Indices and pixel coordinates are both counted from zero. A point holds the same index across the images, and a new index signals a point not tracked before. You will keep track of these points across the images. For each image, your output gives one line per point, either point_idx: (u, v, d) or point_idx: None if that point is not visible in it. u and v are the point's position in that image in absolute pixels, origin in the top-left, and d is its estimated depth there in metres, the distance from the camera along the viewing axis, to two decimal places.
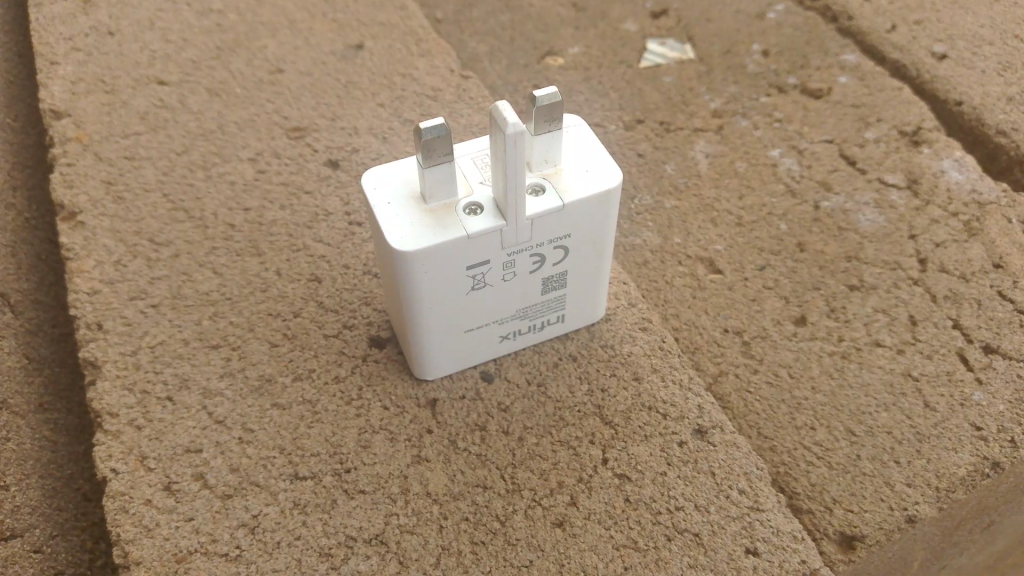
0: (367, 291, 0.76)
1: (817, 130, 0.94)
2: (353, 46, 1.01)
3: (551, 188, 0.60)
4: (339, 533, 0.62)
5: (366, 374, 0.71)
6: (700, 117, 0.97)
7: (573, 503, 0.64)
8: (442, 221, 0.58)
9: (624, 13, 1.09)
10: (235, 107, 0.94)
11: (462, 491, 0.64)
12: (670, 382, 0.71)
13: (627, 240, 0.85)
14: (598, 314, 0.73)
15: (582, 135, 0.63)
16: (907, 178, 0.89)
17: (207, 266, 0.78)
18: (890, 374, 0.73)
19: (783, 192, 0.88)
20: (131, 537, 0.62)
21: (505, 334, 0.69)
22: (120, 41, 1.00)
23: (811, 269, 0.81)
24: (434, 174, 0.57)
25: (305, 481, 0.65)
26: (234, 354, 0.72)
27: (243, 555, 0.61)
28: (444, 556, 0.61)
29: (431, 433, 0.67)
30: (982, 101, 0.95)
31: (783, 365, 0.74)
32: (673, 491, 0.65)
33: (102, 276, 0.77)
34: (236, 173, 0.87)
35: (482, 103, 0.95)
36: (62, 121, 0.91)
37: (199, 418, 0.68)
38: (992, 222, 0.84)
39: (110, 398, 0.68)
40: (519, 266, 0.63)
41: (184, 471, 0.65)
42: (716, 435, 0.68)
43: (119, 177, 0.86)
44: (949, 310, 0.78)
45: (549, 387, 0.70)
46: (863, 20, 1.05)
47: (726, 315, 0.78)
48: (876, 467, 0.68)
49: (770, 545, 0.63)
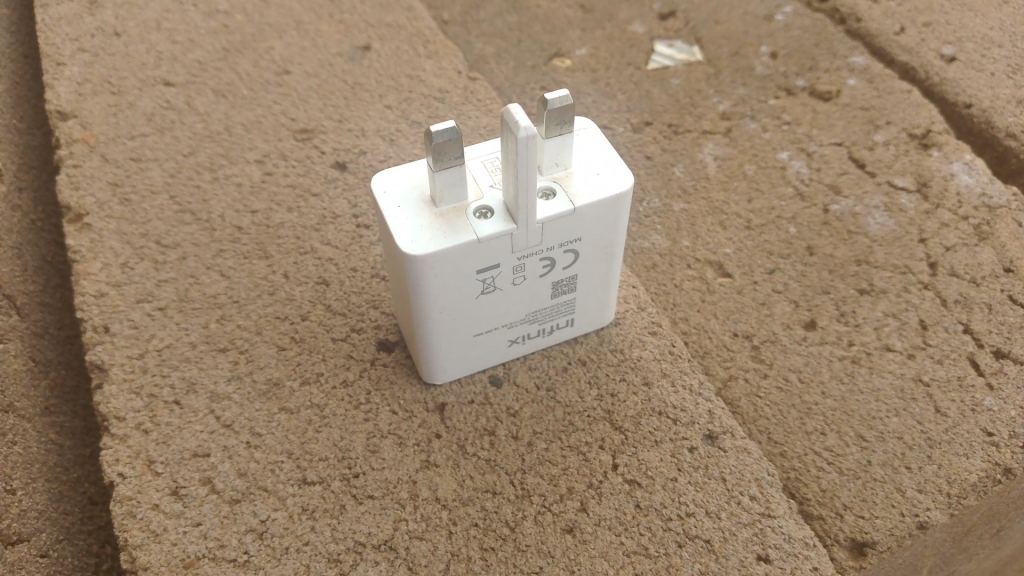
0: (375, 294, 0.76)
1: (826, 133, 0.94)
2: (360, 48, 1.01)
3: (561, 192, 0.60)
4: (348, 539, 0.62)
5: (374, 378, 0.70)
6: (709, 120, 0.97)
7: (583, 509, 0.63)
8: (453, 225, 0.57)
9: (632, 14, 1.09)
10: (242, 109, 0.93)
11: (471, 496, 0.64)
12: (680, 387, 0.70)
13: (636, 243, 0.84)
14: (607, 318, 0.73)
15: (593, 138, 0.63)
16: (916, 181, 0.88)
17: (214, 269, 0.78)
18: (901, 379, 0.73)
19: (792, 196, 0.88)
20: (139, 543, 0.61)
21: (514, 338, 0.69)
22: (126, 42, 1.00)
23: (821, 273, 0.81)
24: (445, 178, 0.57)
25: (314, 485, 0.64)
26: (242, 357, 0.72)
27: (251, 561, 0.61)
28: (454, 562, 0.61)
29: (440, 438, 0.67)
30: (992, 104, 0.95)
31: (793, 370, 0.74)
32: (684, 497, 0.64)
33: (108, 278, 0.77)
34: (243, 175, 0.86)
35: (489, 105, 0.94)
36: (68, 122, 0.90)
37: (206, 422, 0.67)
38: (1003, 226, 0.84)
39: (117, 402, 0.68)
40: (529, 270, 0.62)
41: (192, 476, 0.65)
42: (726, 441, 0.67)
43: (125, 179, 0.85)
44: (960, 315, 0.77)
45: (559, 392, 0.70)
46: (872, 22, 1.05)
47: (735, 319, 0.78)
48: (887, 472, 0.68)
49: (782, 551, 0.62)
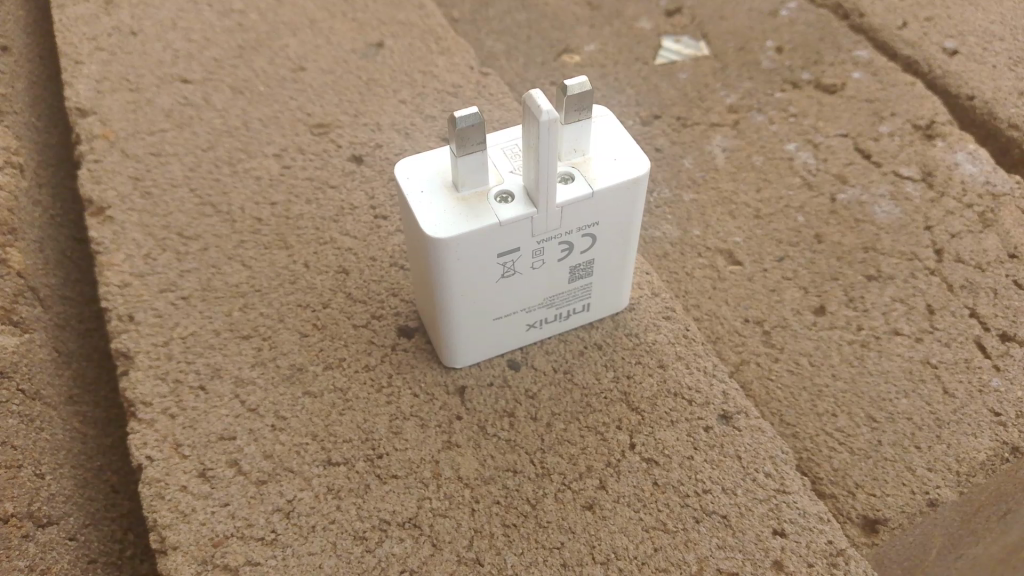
0: (394, 282, 0.78)
1: (832, 124, 0.96)
2: (373, 45, 1.03)
3: (579, 176, 0.61)
4: (373, 517, 0.63)
5: (395, 363, 0.72)
6: (716, 113, 0.98)
7: (602, 487, 0.65)
8: (475, 209, 0.59)
9: (639, 11, 1.11)
10: (258, 105, 0.95)
11: (492, 475, 0.66)
12: (694, 369, 0.72)
13: (647, 233, 0.86)
14: (622, 303, 0.75)
15: (609, 125, 0.64)
16: (921, 171, 0.90)
17: (236, 259, 0.80)
18: (910, 362, 0.75)
19: (799, 185, 0.90)
20: (168, 523, 0.63)
21: (531, 322, 0.70)
22: (143, 41, 1.01)
23: (829, 260, 0.83)
24: (467, 163, 0.58)
25: (339, 466, 0.66)
26: (265, 344, 0.73)
27: (278, 539, 0.62)
28: (477, 539, 0.62)
29: (460, 419, 0.69)
30: (994, 96, 0.96)
31: (804, 354, 0.76)
32: (700, 474, 0.66)
33: (132, 269, 0.78)
34: (262, 169, 0.88)
35: (502, 99, 0.96)
36: (87, 119, 0.92)
37: (232, 407, 0.69)
38: (1007, 214, 0.85)
39: (143, 387, 0.70)
40: (548, 253, 0.64)
41: (219, 458, 0.66)
42: (740, 420, 0.69)
43: (146, 173, 0.87)
44: (966, 300, 0.79)
45: (575, 374, 0.71)
46: (874, 17, 1.06)
47: (746, 305, 0.79)
48: (897, 452, 0.69)
49: (797, 526, 0.64)
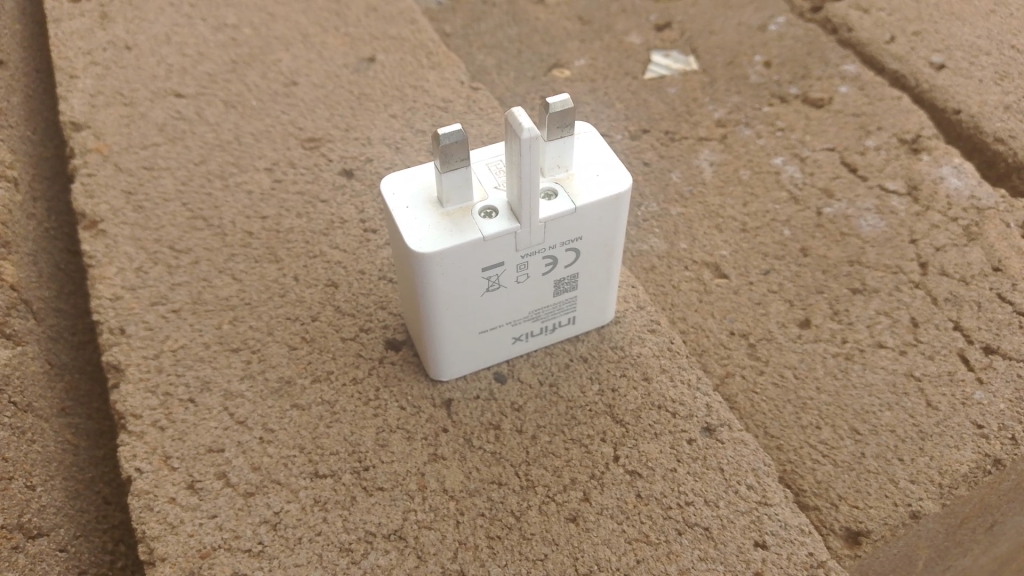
0: (383, 295, 0.78)
1: (818, 138, 0.97)
2: (365, 59, 1.04)
3: (562, 193, 0.62)
4: (359, 529, 0.64)
5: (383, 376, 0.73)
6: (704, 127, 0.99)
7: (586, 499, 0.66)
8: (459, 225, 0.60)
9: (629, 26, 1.12)
10: (250, 119, 0.96)
11: (477, 487, 0.66)
12: (679, 381, 0.73)
13: (635, 246, 0.87)
14: (608, 316, 0.75)
15: (592, 141, 0.65)
16: (907, 185, 0.91)
17: (226, 273, 0.80)
18: (893, 374, 0.75)
19: (786, 199, 0.90)
20: (157, 534, 0.63)
21: (517, 335, 0.71)
22: (137, 55, 1.02)
23: (814, 273, 0.83)
24: (452, 179, 0.59)
25: (326, 478, 0.67)
26: (254, 357, 0.74)
27: (265, 551, 0.63)
28: (461, 550, 0.63)
29: (446, 432, 0.69)
30: (979, 110, 0.97)
31: (789, 367, 0.76)
32: (683, 486, 0.66)
33: (124, 282, 0.79)
34: (253, 183, 0.89)
35: (493, 114, 0.97)
36: (81, 133, 0.93)
37: (221, 420, 0.70)
38: (991, 227, 0.86)
39: (133, 400, 0.70)
40: (532, 267, 0.65)
41: (207, 470, 0.67)
42: (724, 433, 0.69)
43: (138, 187, 0.88)
44: (950, 312, 0.80)
45: (561, 387, 0.72)
46: (862, 31, 1.08)
47: (732, 318, 0.80)
48: (880, 464, 0.70)
49: (778, 537, 0.64)
